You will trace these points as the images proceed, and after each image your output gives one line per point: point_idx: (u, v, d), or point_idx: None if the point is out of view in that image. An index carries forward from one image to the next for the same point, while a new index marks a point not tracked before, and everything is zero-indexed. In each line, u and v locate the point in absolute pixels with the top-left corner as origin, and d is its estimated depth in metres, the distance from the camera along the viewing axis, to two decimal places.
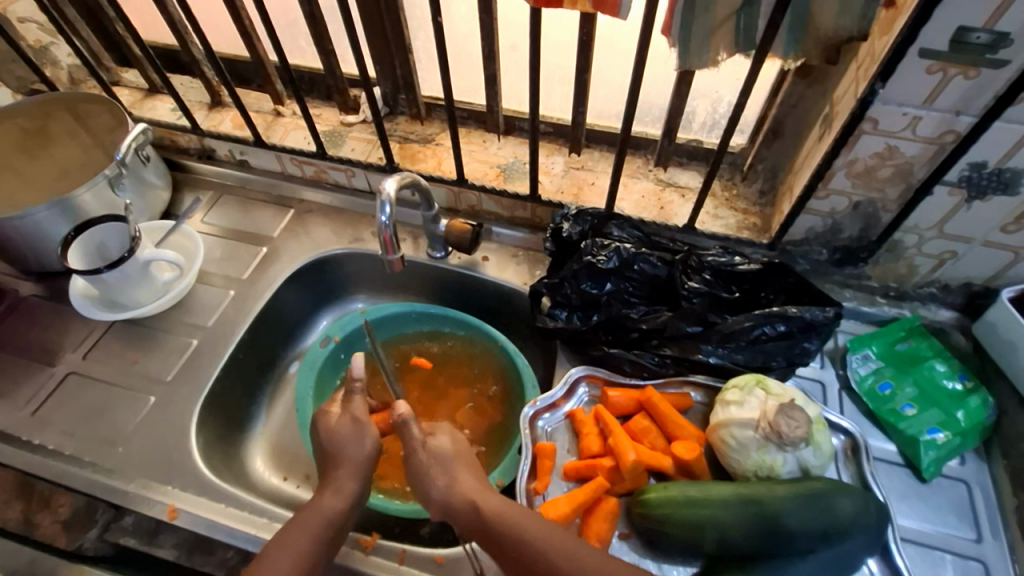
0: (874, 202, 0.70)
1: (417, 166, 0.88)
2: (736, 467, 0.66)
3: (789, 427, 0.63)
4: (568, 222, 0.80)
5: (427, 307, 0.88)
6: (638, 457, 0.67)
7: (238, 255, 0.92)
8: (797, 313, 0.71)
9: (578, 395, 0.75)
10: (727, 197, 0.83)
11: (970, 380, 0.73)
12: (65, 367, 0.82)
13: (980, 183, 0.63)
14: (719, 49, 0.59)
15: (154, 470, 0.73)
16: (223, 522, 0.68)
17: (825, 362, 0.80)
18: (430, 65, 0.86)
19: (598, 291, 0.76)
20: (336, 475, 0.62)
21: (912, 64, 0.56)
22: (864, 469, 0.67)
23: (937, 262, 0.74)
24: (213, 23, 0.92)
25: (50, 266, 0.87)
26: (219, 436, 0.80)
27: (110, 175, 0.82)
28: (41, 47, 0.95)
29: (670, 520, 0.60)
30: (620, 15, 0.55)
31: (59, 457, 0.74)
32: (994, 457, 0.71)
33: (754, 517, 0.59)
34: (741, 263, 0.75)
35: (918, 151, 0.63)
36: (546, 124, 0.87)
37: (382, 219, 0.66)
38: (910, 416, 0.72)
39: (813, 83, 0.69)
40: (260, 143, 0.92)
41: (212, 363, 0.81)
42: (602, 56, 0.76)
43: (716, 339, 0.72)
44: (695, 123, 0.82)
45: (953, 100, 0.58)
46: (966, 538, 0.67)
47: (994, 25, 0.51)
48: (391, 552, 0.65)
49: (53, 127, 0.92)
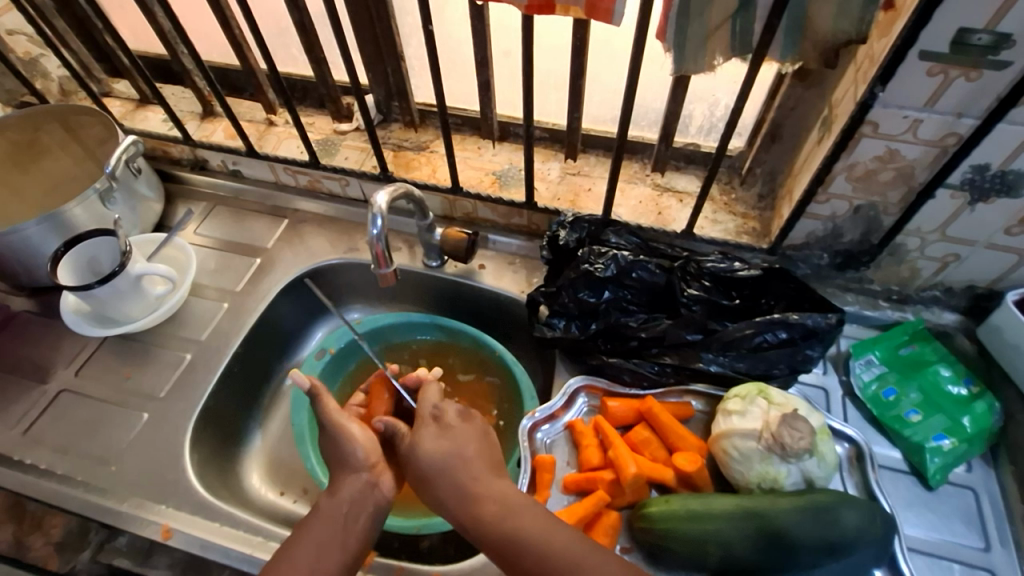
0: (875, 206, 0.69)
1: (411, 174, 0.87)
2: (738, 478, 0.65)
3: (792, 438, 0.62)
4: (564, 230, 0.78)
5: (423, 317, 0.87)
6: (639, 470, 0.66)
7: (231, 266, 0.91)
8: (799, 320, 0.69)
9: (577, 406, 0.74)
10: (726, 201, 0.82)
11: (975, 385, 0.72)
12: (57, 385, 0.81)
13: (982, 185, 0.62)
14: (715, 54, 0.58)
15: (146, 489, 0.71)
16: (217, 542, 0.67)
17: (828, 368, 0.78)
18: (422, 72, 0.85)
19: (596, 300, 0.75)
20: (339, 479, 0.60)
21: (913, 66, 0.54)
22: (870, 478, 0.66)
23: (940, 265, 0.73)
24: (203, 32, 0.90)
25: (41, 282, 0.86)
26: (214, 454, 0.79)
27: (102, 189, 0.81)
28: (31, 59, 0.94)
29: (672, 534, 0.59)
30: (613, 22, 0.54)
31: (51, 476, 0.73)
32: (1001, 464, 0.70)
33: (757, 532, 0.58)
34: (741, 269, 0.73)
35: (919, 154, 0.62)
36: (541, 129, 0.86)
37: (375, 232, 0.65)
38: (916, 423, 0.70)
39: (811, 85, 0.68)
40: (252, 153, 0.91)
41: (206, 378, 0.80)
42: (597, 62, 0.75)
43: (716, 347, 0.71)
44: (691, 127, 0.80)
45: (954, 103, 0.56)
46: (974, 547, 0.66)
47: (995, 26, 0.50)
48: (388, 568, 0.64)
49: (43, 139, 0.91)
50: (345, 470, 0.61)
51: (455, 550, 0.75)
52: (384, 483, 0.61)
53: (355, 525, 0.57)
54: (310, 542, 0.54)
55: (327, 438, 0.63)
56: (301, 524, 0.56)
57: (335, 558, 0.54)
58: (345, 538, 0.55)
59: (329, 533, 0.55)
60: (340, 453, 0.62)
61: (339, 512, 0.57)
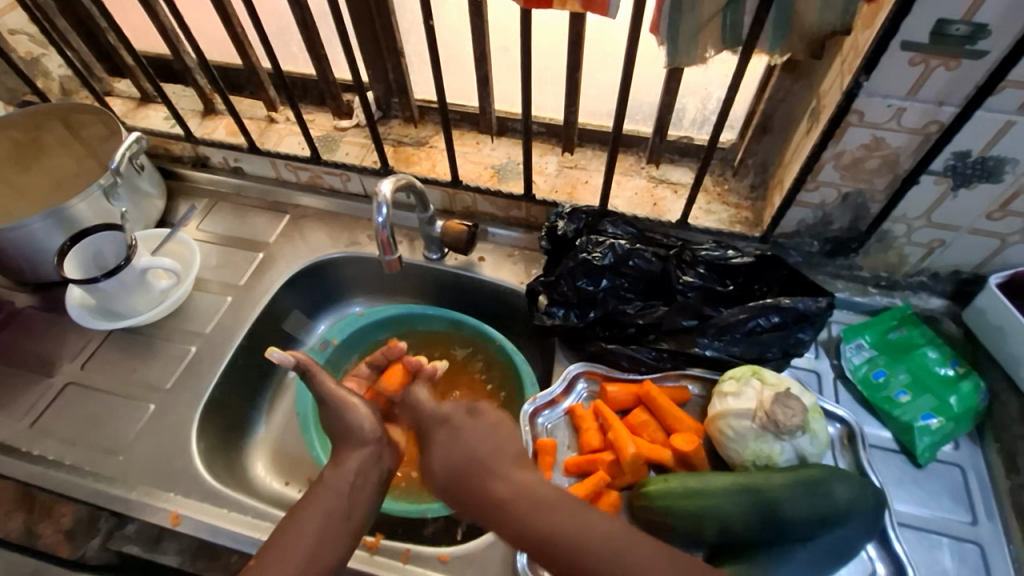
0: (862, 193, 0.71)
1: (412, 169, 0.89)
2: (734, 457, 0.67)
3: (785, 416, 0.64)
4: (563, 220, 0.80)
5: (424, 308, 0.89)
6: (638, 450, 0.68)
7: (233, 261, 0.92)
8: (791, 304, 0.72)
9: (577, 391, 0.76)
10: (719, 192, 0.84)
11: (961, 365, 0.74)
12: (63, 378, 0.82)
13: (965, 171, 0.65)
14: (707, 47, 0.60)
15: (154, 477, 0.73)
16: (226, 527, 0.68)
17: (820, 352, 0.80)
18: (422, 68, 0.87)
19: (594, 288, 0.77)
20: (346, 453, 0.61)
21: (895, 56, 0.57)
22: (861, 457, 0.68)
23: (926, 251, 0.75)
24: (205, 31, 0.92)
25: (46, 277, 0.87)
26: (220, 444, 0.80)
27: (104, 185, 0.82)
28: (33, 59, 0.95)
29: (671, 510, 0.61)
30: (608, 14, 0.56)
31: (59, 467, 0.74)
32: (987, 442, 0.73)
33: (754, 506, 0.60)
34: (734, 257, 0.76)
35: (903, 142, 0.64)
36: (539, 124, 0.88)
37: (380, 220, 0.67)
38: (904, 403, 0.73)
39: (800, 77, 0.70)
40: (254, 150, 0.93)
41: (211, 370, 0.81)
42: (593, 57, 0.77)
43: (712, 332, 0.73)
44: (685, 120, 0.83)
45: (936, 91, 0.59)
46: (962, 521, 0.68)
47: (972, 16, 0.53)
48: (395, 552, 0.66)
49: (45, 139, 0.92)
50: (348, 440, 0.63)
51: (458, 535, 0.77)
52: (388, 455, 0.63)
53: (362, 494, 0.58)
54: (320, 513, 0.55)
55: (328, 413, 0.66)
56: (309, 493, 0.57)
57: (342, 524, 0.55)
58: (352, 506, 0.57)
59: (339, 498, 0.57)
60: (344, 424, 0.64)
61: (346, 486, 0.58)
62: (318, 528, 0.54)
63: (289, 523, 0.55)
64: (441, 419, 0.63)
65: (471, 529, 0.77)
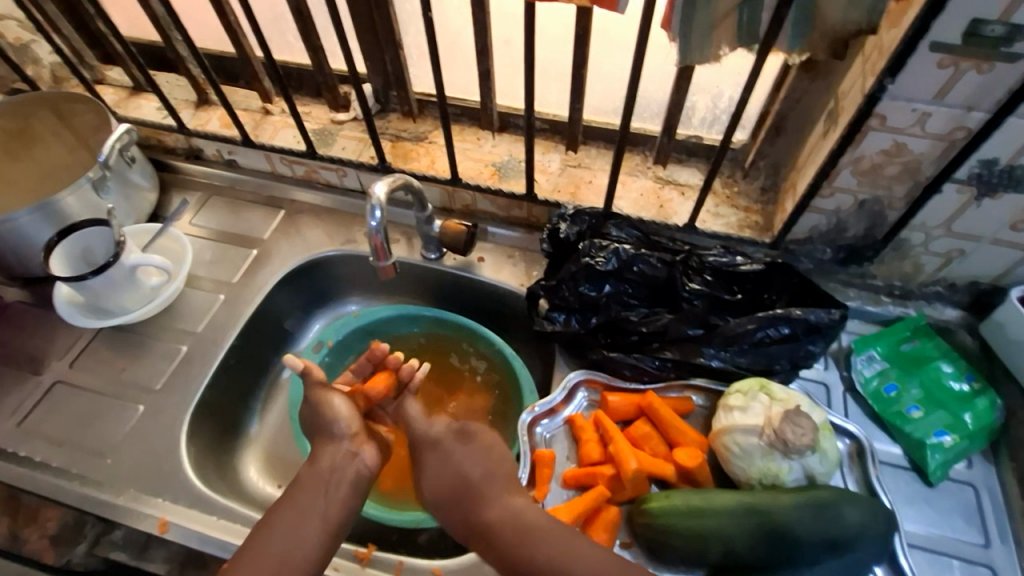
0: (880, 200, 0.68)
1: (410, 165, 0.86)
2: (739, 474, 0.64)
3: (794, 434, 0.62)
4: (565, 222, 0.77)
5: (421, 309, 0.86)
6: (640, 465, 0.66)
7: (227, 257, 0.89)
8: (801, 315, 0.69)
9: (577, 401, 0.74)
10: (728, 194, 0.81)
11: (977, 381, 0.71)
12: (52, 376, 0.80)
13: (990, 180, 0.61)
14: (721, 45, 0.57)
15: (142, 482, 0.71)
16: (214, 535, 0.66)
17: (829, 363, 0.78)
18: (421, 60, 0.84)
19: (597, 293, 0.74)
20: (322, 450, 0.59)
21: (923, 58, 0.53)
22: (870, 474, 0.66)
23: (944, 261, 0.72)
24: (198, 18, 0.89)
25: (34, 272, 0.84)
26: (211, 448, 0.78)
27: (94, 177, 0.79)
28: (22, 45, 0.92)
29: (672, 530, 0.59)
30: (618, 10, 0.53)
31: (45, 469, 0.72)
32: (1002, 460, 0.70)
33: (760, 528, 0.57)
34: (743, 263, 0.73)
35: (926, 148, 0.61)
36: (542, 120, 0.84)
37: (373, 224, 0.64)
38: (917, 419, 0.70)
39: (818, 77, 0.67)
40: (247, 143, 0.89)
41: (202, 371, 0.79)
42: (599, 52, 0.74)
43: (717, 342, 0.71)
44: (694, 118, 0.80)
45: (964, 95, 0.56)
46: (973, 543, 0.66)
47: (1009, 16, 0.49)
48: (387, 565, 0.64)
49: (35, 127, 0.90)
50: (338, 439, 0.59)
51: (453, 543, 0.75)
52: (366, 454, 0.59)
53: (334, 501, 0.55)
54: (296, 506, 0.54)
55: (309, 410, 0.62)
56: (281, 500, 0.56)
57: (314, 537, 0.53)
58: (327, 509, 0.55)
59: (310, 508, 0.54)
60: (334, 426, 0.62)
61: (322, 484, 0.56)
62: (298, 525, 0.53)
63: (256, 538, 0.53)
64: (428, 439, 0.62)
65: (467, 537, 0.76)
